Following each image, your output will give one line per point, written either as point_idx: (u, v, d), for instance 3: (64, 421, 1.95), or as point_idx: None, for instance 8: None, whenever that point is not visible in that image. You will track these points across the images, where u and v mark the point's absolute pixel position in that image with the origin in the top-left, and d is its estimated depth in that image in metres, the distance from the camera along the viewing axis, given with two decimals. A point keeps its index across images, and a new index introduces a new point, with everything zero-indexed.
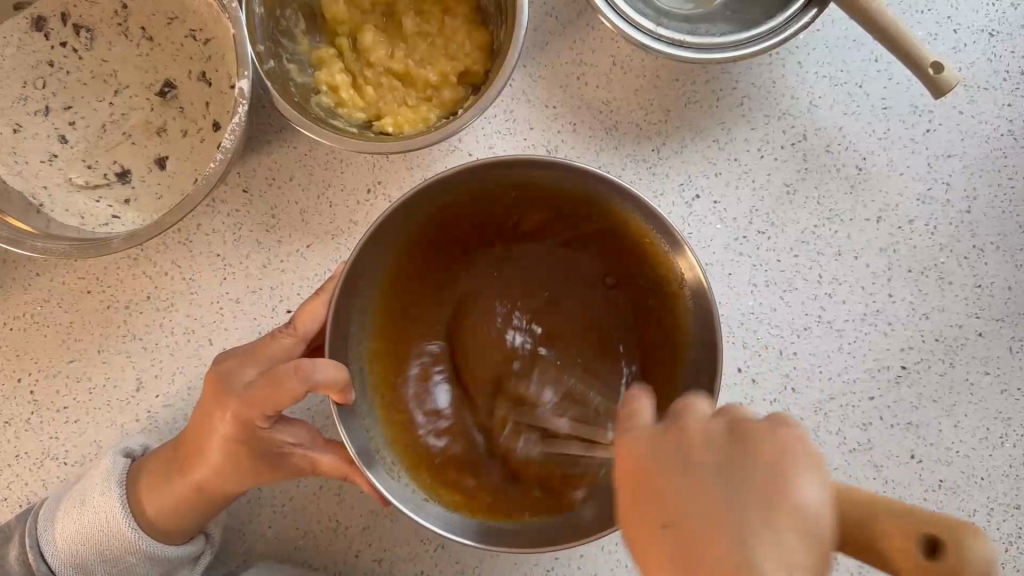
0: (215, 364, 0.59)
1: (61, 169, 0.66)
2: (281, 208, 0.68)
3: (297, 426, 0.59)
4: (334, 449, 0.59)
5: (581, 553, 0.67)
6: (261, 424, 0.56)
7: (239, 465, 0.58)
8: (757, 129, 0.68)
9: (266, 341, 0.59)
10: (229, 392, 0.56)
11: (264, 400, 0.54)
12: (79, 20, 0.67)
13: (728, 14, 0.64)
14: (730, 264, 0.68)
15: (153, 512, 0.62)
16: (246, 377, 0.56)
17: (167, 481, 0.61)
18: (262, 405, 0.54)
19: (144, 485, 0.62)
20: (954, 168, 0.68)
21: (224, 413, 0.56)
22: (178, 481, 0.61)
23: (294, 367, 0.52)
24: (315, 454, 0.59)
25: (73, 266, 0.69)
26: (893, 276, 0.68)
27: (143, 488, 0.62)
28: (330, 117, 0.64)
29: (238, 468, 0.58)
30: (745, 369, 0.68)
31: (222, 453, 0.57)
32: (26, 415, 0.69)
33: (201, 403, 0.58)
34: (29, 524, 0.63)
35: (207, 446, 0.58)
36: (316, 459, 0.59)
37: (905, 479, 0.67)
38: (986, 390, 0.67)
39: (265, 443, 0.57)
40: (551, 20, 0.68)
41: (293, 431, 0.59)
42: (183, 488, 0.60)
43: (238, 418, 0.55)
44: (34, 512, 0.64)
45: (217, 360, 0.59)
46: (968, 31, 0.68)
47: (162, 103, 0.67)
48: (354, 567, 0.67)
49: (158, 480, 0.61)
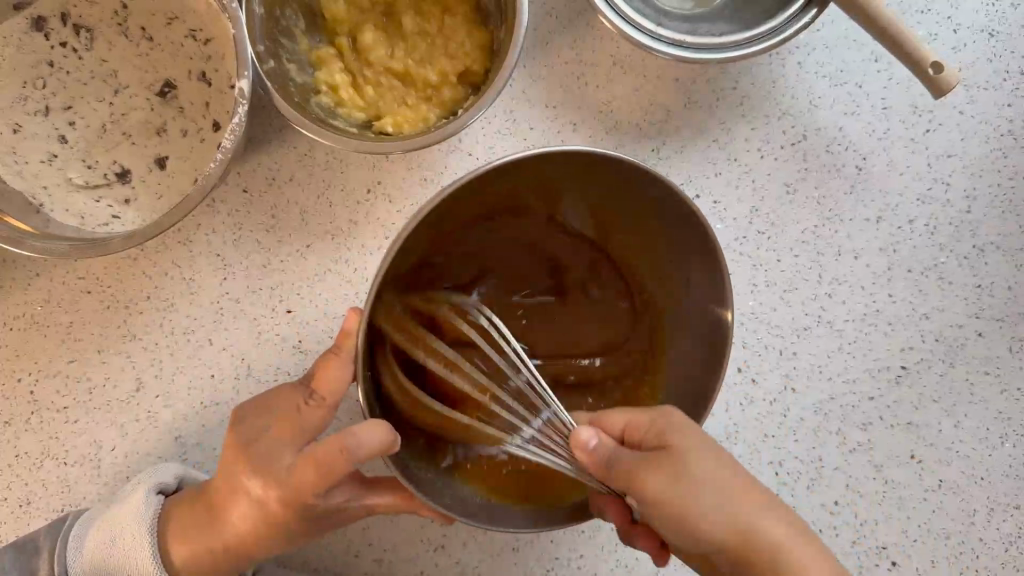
0: (244, 443, 0.57)
1: (61, 169, 0.66)
2: (281, 208, 0.68)
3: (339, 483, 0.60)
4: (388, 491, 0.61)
5: (581, 553, 0.67)
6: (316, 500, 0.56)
7: (287, 532, 0.58)
8: (758, 129, 0.68)
9: (296, 414, 0.58)
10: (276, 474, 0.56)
11: (320, 484, 0.55)
12: (79, 20, 0.67)
13: (728, 15, 0.64)
14: (729, 262, 0.68)
15: (190, 568, 0.61)
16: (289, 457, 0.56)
17: (201, 537, 0.60)
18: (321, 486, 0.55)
19: (177, 543, 0.61)
20: (954, 168, 0.68)
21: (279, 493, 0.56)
22: (222, 548, 0.60)
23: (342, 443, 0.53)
24: (369, 500, 0.60)
25: (73, 266, 0.69)
26: (893, 277, 0.68)
27: (177, 546, 0.61)
28: (330, 116, 0.63)
29: (286, 535, 0.59)
30: (745, 368, 0.67)
31: (272, 520, 0.58)
32: (26, 415, 0.69)
33: (239, 485, 0.57)
34: (60, 543, 0.62)
35: (253, 520, 0.58)
36: (369, 504, 0.60)
37: (905, 479, 0.67)
38: (987, 390, 0.67)
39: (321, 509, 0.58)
40: (551, 19, 0.68)
41: (342, 490, 0.60)
42: (229, 553, 0.60)
43: (293, 499, 0.56)
44: (65, 528, 0.63)
45: (246, 437, 0.58)
46: (968, 31, 0.68)
47: (161, 104, 0.67)
48: (354, 567, 0.68)
49: (188, 526, 0.60)
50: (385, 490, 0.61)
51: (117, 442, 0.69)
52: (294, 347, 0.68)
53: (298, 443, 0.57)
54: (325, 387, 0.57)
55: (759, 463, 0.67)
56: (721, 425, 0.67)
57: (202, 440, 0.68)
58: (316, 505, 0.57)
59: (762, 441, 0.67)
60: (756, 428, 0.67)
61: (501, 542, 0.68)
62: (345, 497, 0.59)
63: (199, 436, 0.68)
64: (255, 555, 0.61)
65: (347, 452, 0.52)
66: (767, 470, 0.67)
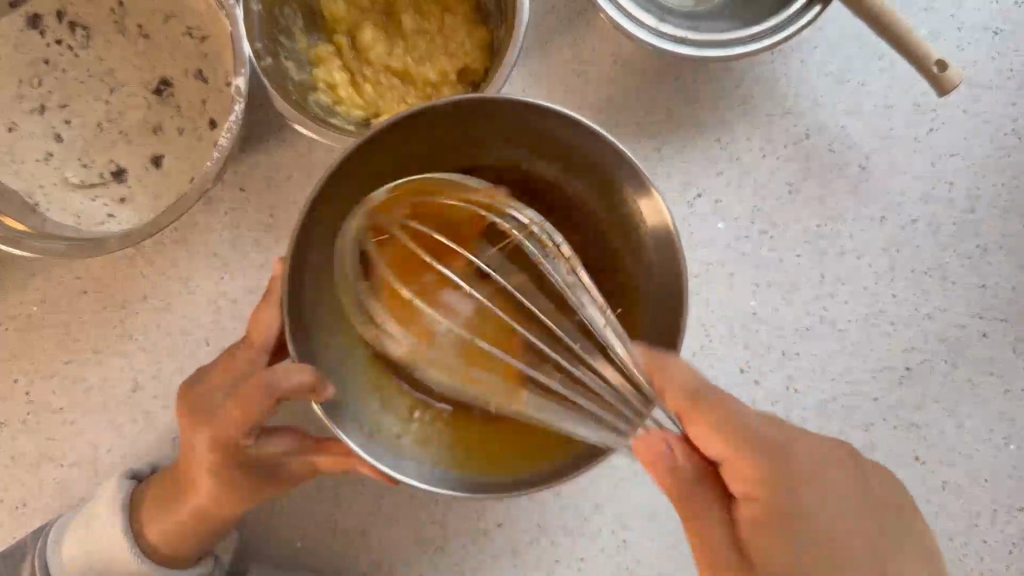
0: (187, 392, 0.58)
1: (58, 168, 0.66)
2: (280, 207, 0.68)
3: (281, 434, 0.59)
4: (330, 446, 0.59)
5: (582, 555, 0.66)
6: (243, 443, 0.56)
7: (225, 486, 0.58)
8: (759, 128, 0.67)
9: (228, 360, 0.58)
10: (205, 420, 0.56)
11: (243, 422, 0.54)
12: (76, 18, 0.66)
13: (729, 14, 0.63)
14: (730, 263, 0.67)
15: (157, 537, 0.61)
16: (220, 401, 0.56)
17: (166, 512, 0.61)
18: (243, 425, 0.54)
19: (145, 514, 0.62)
20: (957, 167, 0.67)
21: (207, 439, 0.55)
22: (177, 512, 0.60)
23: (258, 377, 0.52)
24: (312, 455, 0.59)
25: (71, 266, 0.68)
26: (896, 277, 0.67)
27: (147, 519, 0.61)
28: (329, 115, 0.63)
29: (227, 491, 0.58)
30: (747, 369, 0.67)
31: (211, 474, 0.57)
32: (22, 416, 0.68)
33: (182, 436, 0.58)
34: (40, 544, 0.64)
35: (197, 476, 0.58)
36: (312, 461, 0.59)
37: (908, 480, 0.66)
38: (990, 391, 0.66)
39: (257, 460, 0.57)
40: (551, 18, 0.67)
41: (281, 442, 0.59)
42: (183, 517, 0.60)
43: (219, 443, 0.55)
44: (45, 532, 0.64)
45: (190, 386, 0.59)
46: (971, 30, 0.67)
47: (159, 102, 0.66)
48: (353, 568, 0.67)
49: (156, 502, 0.61)
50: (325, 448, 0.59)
51: (115, 443, 0.68)
52: None
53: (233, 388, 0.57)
54: (257, 329, 0.57)
55: None
56: None
57: None
58: (250, 450, 0.57)
59: None
60: None
61: (501, 544, 0.67)
62: (285, 448, 0.59)
63: None
64: (210, 522, 0.60)
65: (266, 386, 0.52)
66: None
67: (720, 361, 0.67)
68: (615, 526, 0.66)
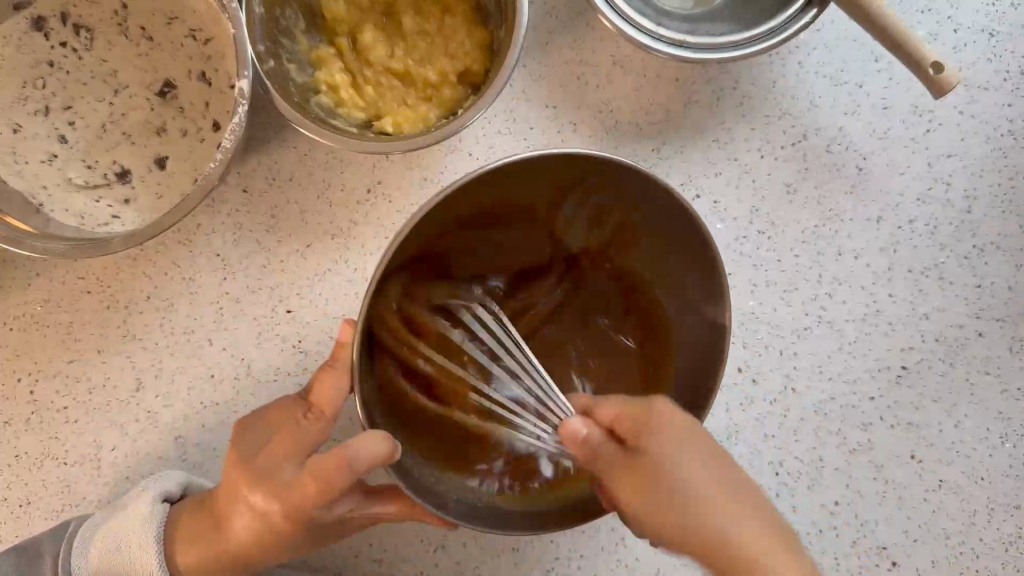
0: (245, 457, 0.57)
1: (61, 169, 0.66)
2: (281, 207, 0.68)
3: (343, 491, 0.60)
4: (393, 497, 0.61)
5: (581, 553, 0.67)
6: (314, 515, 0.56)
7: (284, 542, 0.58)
8: (758, 129, 0.68)
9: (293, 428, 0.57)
10: (274, 492, 0.56)
11: (318, 499, 0.55)
12: (79, 20, 0.67)
13: (727, 15, 0.64)
14: (729, 263, 0.68)
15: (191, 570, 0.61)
16: (290, 474, 0.56)
17: (208, 553, 0.60)
18: (317, 500, 0.55)
19: (180, 546, 0.61)
20: (954, 168, 0.67)
21: (277, 509, 0.56)
22: (225, 558, 0.60)
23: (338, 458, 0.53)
24: (375, 508, 0.60)
25: (73, 266, 0.69)
26: (894, 277, 0.68)
27: (182, 550, 0.61)
28: (330, 116, 0.63)
29: (285, 546, 0.59)
30: (746, 368, 0.67)
31: (271, 534, 0.57)
32: (25, 415, 0.69)
33: (237, 494, 0.57)
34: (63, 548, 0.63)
35: (254, 533, 0.58)
36: (371, 512, 0.60)
37: (905, 479, 0.67)
38: (987, 390, 0.67)
39: (324, 522, 0.58)
40: (551, 19, 0.67)
41: (346, 497, 0.59)
42: (231, 562, 0.60)
43: (291, 515, 0.56)
44: (58, 534, 0.64)
45: (248, 449, 0.57)
46: (968, 31, 0.67)
47: (161, 104, 0.67)
48: (354, 567, 0.68)
49: (195, 530, 0.61)
50: (390, 498, 0.61)
51: (118, 442, 0.68)
52: (295, 347, 0.68)
53: (298, 458, 0.57)
54: (322, 396, 0.57)
55: (759, 463, 0.67)
56: (721, 425, 0.67)
57: (203, 440, 0.68)
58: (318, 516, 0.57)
59: (762, 441, 0.67)
60: (756, 427, 0.67)
61: (500, 542, 0.68)
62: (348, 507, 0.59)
63: (199, 436, 0.68)
64: (255, 563, 0.61)
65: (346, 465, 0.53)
66: (767, 470, 0.67)
67: None
68: (615, 524, 0.67)
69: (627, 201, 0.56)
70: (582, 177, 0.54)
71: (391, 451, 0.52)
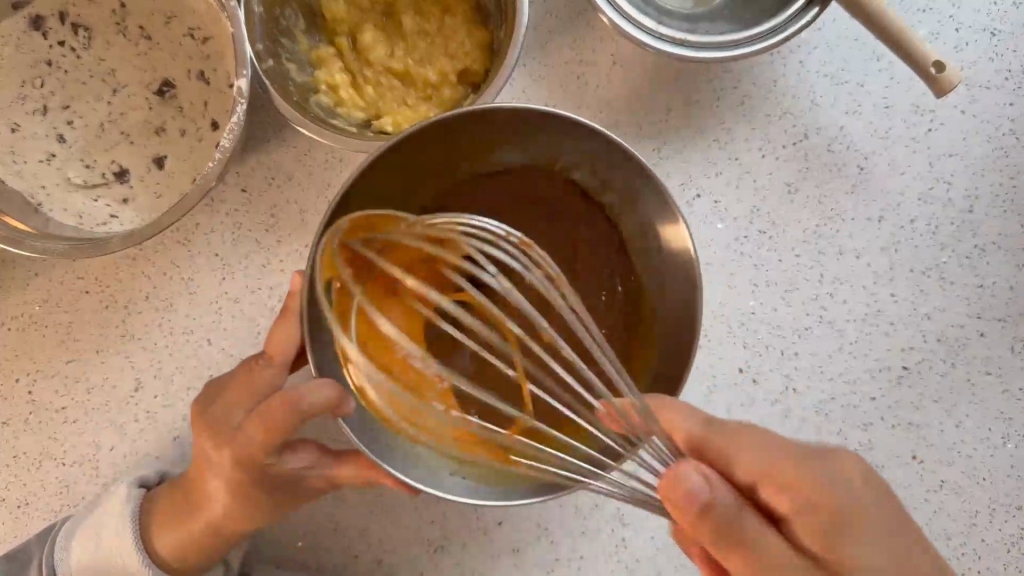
0: (204, 411, 0.58)
1: (60, 168, 0.66)
2: (281, 207, 0.68)
3: (302, 450, 0.60)
4: (349, 460, 0.60)
5: (582, 554, 0.67)
6: (267, 464, 0.57)
7: (245, 500, 0.58)
8: (758, 128, 0.68)
9: (248, 379, 0.58)
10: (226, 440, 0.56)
11: (264, 443, 0.54)
12: (78, 19, 0.67)
13: (728, 15, 0.64)
14: (730, 263, 0.68)
15: (168, 544, 0.62)
16: (240, 420, 0.56)
17: (179, 520, 0.61)
18: (264, 444, 0.54)
19: (157, 522, 0.62)
20: (955, 167, 0.67)
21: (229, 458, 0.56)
22: (193, 522, 0.60)
23: (281, 399, 0.53)
24: (332, 470, 0.60)
25: (72, 266, 0.69)
26: (895, 276, 0.68)
27: (157, 525, 0.62)
28: (329, 115, 0.63)
29: (246, 505, 0.59)
30: (746, 368, 0.67)
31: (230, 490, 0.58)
32: (24, 415, 0.68)
33: (198, 448, 0.58)
34: (48, 549, 0.63)
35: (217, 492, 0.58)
36: (332, 475, 0.60)
37: (906, 480, 0.67)
38: (988, 390, 0.67)
39: (278, 477, 0.58)
40: (551, 19, 0.67)
41: (301, 455, 0.60)
42: (198, 527, 0.60)
43: (242, 462, 0.56)
44: (55, 535, 0.64)
45: (208, 402, 0.59)
46: (969, 31, 0.67)
47: (160, 103, 0.67)
48: (353, 567, 0.68)
49: (168, 506, 0.62)
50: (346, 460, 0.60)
51: (116, 443, 0.68)
52: None
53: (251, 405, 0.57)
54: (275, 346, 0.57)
55: None
56: None
57: None
58: (273, 467, 0.57)
59: None
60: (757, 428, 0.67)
61: (500, 543, 0.67)
62: (305, 462, 0.59)
63: None
64: (226, 532, 0.61)
65: (287, 408, 0.53)
66: None
67: (719, 361, 0.67)
68: (615, 525, 0.67)
69: (597, 174, 0.58)
70: (554, 145, 0.57)
71: (339, 397, 0.51)
